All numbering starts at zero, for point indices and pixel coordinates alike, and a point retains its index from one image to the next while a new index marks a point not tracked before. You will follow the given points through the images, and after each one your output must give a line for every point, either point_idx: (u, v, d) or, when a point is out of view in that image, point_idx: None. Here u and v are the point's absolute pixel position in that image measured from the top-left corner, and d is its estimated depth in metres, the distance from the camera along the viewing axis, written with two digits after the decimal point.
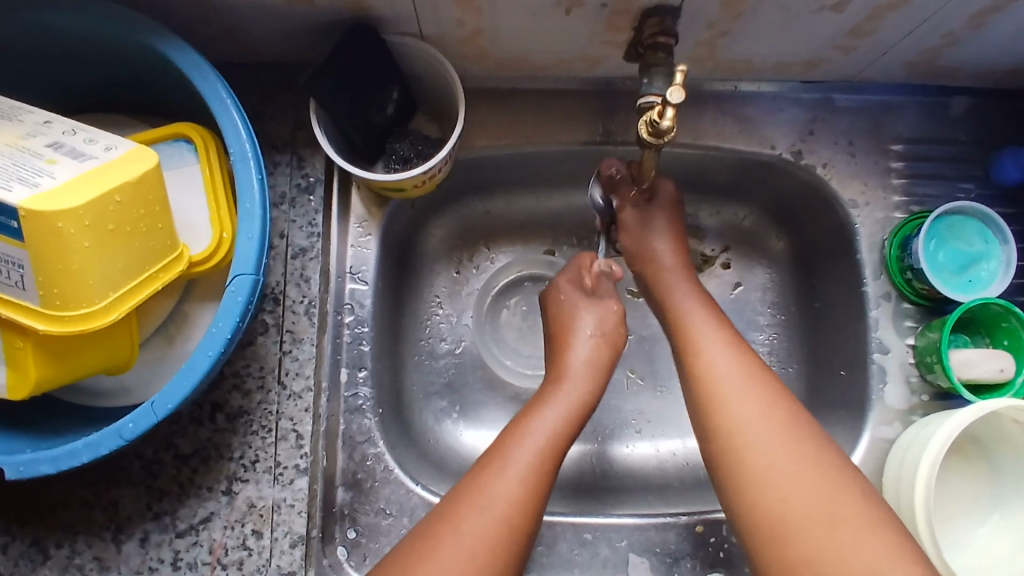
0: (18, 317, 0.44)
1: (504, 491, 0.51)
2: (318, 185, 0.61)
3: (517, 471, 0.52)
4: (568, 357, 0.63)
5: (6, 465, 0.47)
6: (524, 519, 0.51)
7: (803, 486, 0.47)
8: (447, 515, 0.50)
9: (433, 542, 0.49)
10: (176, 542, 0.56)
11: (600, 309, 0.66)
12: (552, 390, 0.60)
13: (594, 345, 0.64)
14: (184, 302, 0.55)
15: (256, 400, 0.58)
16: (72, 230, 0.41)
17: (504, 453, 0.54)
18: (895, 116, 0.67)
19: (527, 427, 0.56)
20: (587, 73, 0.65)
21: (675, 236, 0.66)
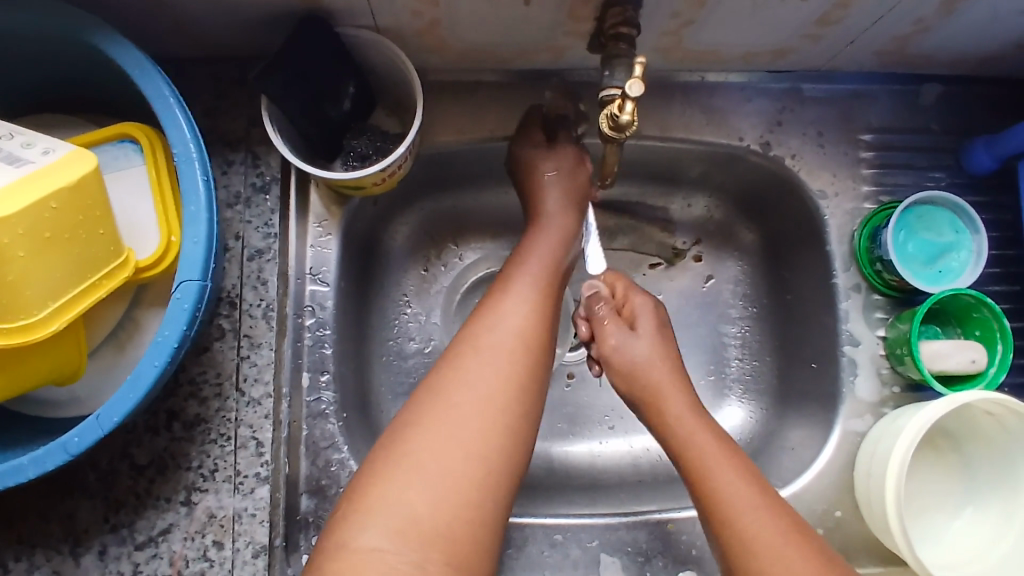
0: None
1: (486, 369, 0.51)
2: (274, 184, 0.59)
3: (494, 349, 0.52)
4: (543, 208, 0.64)
5: None
6: (514, 382, 0.51)
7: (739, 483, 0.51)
8: (428, 397, 0.51)
9: (420, 423, 0.49)
10: (136, 555, 0.55)
11: (568, 174, 0.65)
12: (518, 266, 0.60)
13: (560, 221, 0.63)
14: (134, 308, 0.53)
15: (213, 407, 0.56)
16: (5, 239, 0.40)
17: (480, 332, 0.54)
18: (864, 105, 0.66)
19: (503, 304, 0.56)
20: (551, 65, 0.64)
21: (664, 342, 0.61)
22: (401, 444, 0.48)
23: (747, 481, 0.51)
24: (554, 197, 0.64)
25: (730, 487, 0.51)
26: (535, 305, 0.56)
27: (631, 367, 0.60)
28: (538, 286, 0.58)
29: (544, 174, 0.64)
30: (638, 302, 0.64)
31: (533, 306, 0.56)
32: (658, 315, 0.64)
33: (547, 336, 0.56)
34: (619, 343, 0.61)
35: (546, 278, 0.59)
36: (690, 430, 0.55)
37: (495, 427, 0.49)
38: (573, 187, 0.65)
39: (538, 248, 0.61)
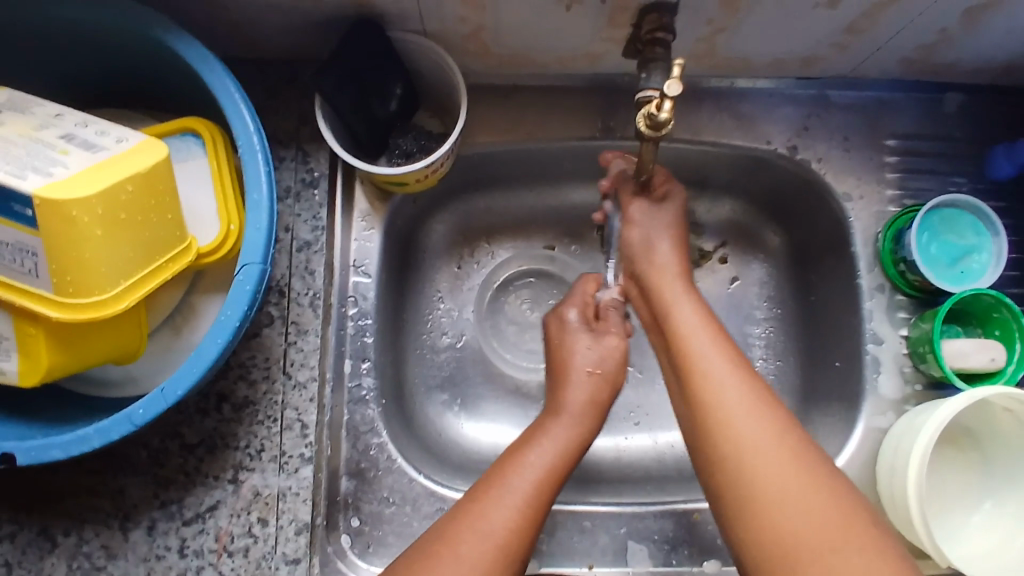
0: (30, 304, 0.45)
1: (505, 519, 0.50)
2: (322, 179, 0.62)
3: (516, 498, 0.52)
4: (567, 400, 0.60)
5: (18, 449, 0.47)
6: (525, 531, 0.51)
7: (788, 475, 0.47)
8: (450, 527, 0.50)
9: (438, 550, 0.48)
10: (183, 530, 0.57)
11: (602, 347, 0.64)
12: (550, 422, 0.59)
13: (593, 383, 0.61)
14: (191, 293, 0.56)
15: (261, 390, 0.59)
16: (86, 218, 0.42)
17: (498, 485, 0.53)
18: (889, 112, 0.68)
19: (524, 457, 0.55)
20: (587, 70, 0.66)
21: (676, 238, 0.65)
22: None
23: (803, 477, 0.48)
24: (585, 382, 0.62)
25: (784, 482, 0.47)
26: (556, 455, 0.56)
27: (646, 246, 0.64)
28: (568, 444, 0.57)
29: (587, 367, 0.62)
30: (673, 192, 0.65)
31: (555, 458, 0.56)
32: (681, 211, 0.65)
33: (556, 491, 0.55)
34: (641, 215, 0.65)
35: (573, 434, 0.58)
36: (737, 415, 0.51)
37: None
38: (600, 362, 0.63)
39: (572, 397, 0.61)
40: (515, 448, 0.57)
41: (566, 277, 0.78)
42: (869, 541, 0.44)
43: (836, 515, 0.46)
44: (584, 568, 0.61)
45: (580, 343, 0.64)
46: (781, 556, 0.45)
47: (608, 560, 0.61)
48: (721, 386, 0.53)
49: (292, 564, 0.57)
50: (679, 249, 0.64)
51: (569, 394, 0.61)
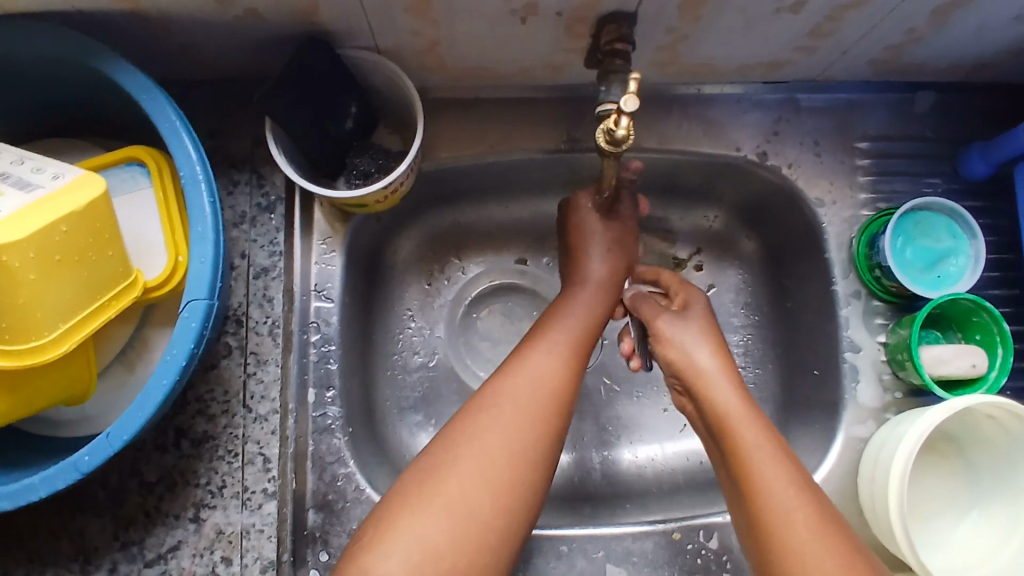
0: None
1: (546, 370, 0.55)
2: (279, 203, 0.60)
3: (558, 352, 0.56)
4: (585, 269, 0.64)
5: None
6: (560, 406, 0.54)
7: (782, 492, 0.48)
8: (427, 467, 0.50)
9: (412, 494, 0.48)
10: (145, 572, 0.55)
11: (609, 240, 0.65)
12: (547, 322, 0.60)
13: (605, 269, 0.64)
14: (143, 327, 0.54)
15: (221, 424, 0.57)
16: (19, 262, 0.40)
17: (543, 343, 0.57)
18: (859, 114, 0.67)
19: (516, 374, 0.55)
20: (549, 81, 0.65)
21: (714, 343, 0.57)
22: (400, 502, 0.48)
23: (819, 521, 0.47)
24: (602, 259, 0.64)
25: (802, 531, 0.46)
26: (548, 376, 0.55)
27: (686, 355, 0.57)
28: (599, 301, 0.62)
29: (590, 251, 0.65)
30: (694, 299, 0.62)
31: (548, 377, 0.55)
32: (707, 318, 0.60)
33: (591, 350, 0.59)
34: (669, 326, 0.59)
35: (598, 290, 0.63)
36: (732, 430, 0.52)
37: (526, 466, 0.51)
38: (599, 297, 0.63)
39: (592, 263, 0.64)
40: (555, 309, 0.62)
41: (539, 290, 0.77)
42: (871, 571, 0.45)
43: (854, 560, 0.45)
44: None
45: (598, 231, 0.65)
46: None
47: None
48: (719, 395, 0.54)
49: None
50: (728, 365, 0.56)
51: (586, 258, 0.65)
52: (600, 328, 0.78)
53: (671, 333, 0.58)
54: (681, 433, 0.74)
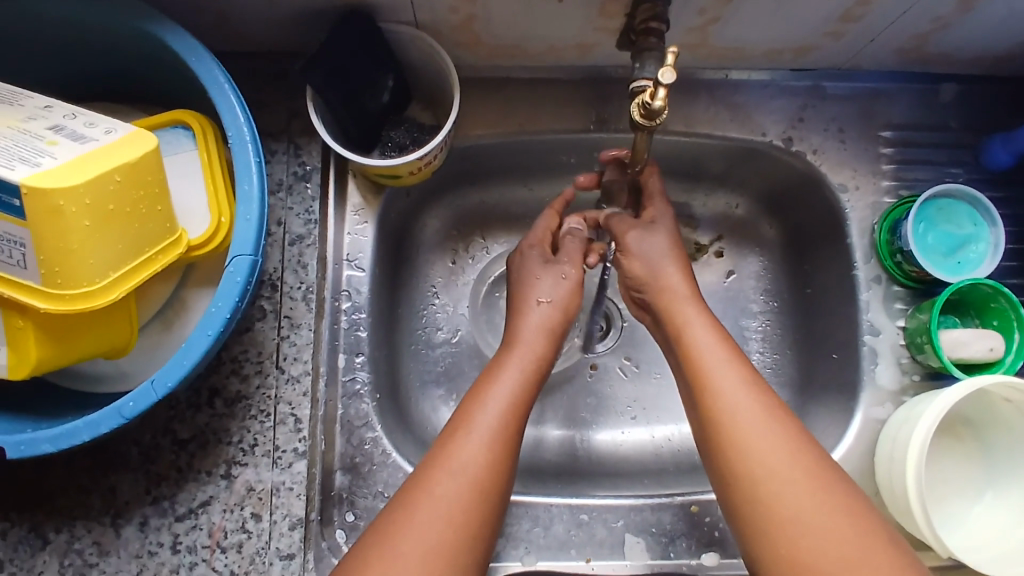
0: (18, 297, 0.43)
1: (475, 453, 0.52)
2: (314, 173, 0.62)
3: (483, 434, 0.53)
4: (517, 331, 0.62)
5: (6, 443, 0.46)
6: (501, 462, 0.53)
7: (820, 507, 0.47)
8: (426, 471, 0.52)
9: (412, 503, 0.50)
10: (176, 526, 0.57)
11: (555, 275, 0.66)
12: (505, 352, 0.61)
13: (549, 312, 0.64)
14: (182, 287, 0.56)
15: (254, 384, 0.59)
16: (73, 208, 0.41)
17: (463, 427, 0.54)
18: (885, 103, 0.68)
19: (487, 393, 0.56)
20: (579, 62, 0.66)
21: (678, 255, 0.63)
22: (393, 529, 0.48)
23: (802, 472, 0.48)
24: (537, 310, 0.64)
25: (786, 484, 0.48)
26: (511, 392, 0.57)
27: (654, 274, 0.61)
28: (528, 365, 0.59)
29: (536, 298, 0.65)
30: (661, 209, 0.64)
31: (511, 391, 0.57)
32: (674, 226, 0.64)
33: (521, 426, 0.56)
34: (637, 240, 0.63)
35: (532, 360, 0.60)
36: (754, 444, 0.50)
37: (490, 470, 0.52)
38: (561, 310, 0.64)
39: (526, 337, 0.62)
40: (479, 386, 0.59)
41: None
42: (848, 509, 0.47)
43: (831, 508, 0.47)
44: (581, 562, 0.60)
45: (540, 279, 0.66)
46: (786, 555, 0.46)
47: (605, 554, 0.60)
48: (739, 409, 0.51)
49: (287, 559, 0.56)
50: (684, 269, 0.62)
51: (523, 326, 0.63)
52: (620, 311, 0.79)
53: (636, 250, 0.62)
54: None
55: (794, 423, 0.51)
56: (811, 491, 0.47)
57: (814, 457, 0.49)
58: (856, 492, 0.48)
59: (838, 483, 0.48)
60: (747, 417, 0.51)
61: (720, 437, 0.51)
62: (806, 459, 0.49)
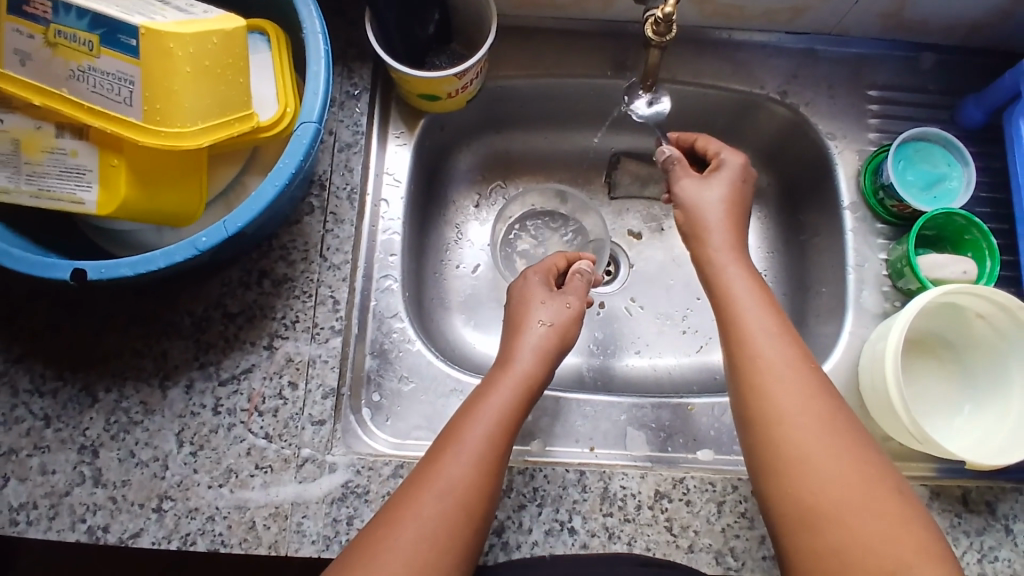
0: (120, 131, 0.50)
1: (460, 473, 0.54)
2: (364, 93, 0.70)
3: (470, 454, 0.55)
4: (516, 351, 0.64)
5: (88, 266, 0.51)
6: (492, 474, 0.55)
7: (847, 478, 0.48)
8: (412, 491, 0.53)
9: (396, 520, 0.51)
10: (219, 390, 0.62)
11: (559, 302, 0.69)
12: (501, 373, 0.63)
13: (547, 334, 0.66)
14: (244, 173, 0.62)
15: (299, 269, 0.65)
16: (179, 53, 0.49)
17: (453, 445, 0.56)
18: (869, 66, 0.77)
19: (480, 410, 0.58)
20: (601, 15, 0.75)
21: (731, 202, 0.65)
22: (377, 544, 0.50)
23: (830, 449, 0.50)
24: (539, 330, 0.66)
25: (815, 461, 0.49)
26: (507, 409, 0.59)
27: (696, 211, 0.65)
28: (522, 384, 0.61)
29: (538, 319, 0.67)
30: (729, 160, 0.67)
31: (507, 408, 0.59)
32: (737, 175, 0.66)
33: (509, 444, 0.58)
34: (694, 184, 0.66)
35: (523, 384, 0.61)
36: (787, 427, 0.51)
37: (484, 486, 0.54)
38: (565, 325, 0.67)
39: (521, 360, 0.63)
40: (470, 405, 0.60)
41: (577, 217, 0.85)
42: (872, 480, 0.48)
43: (855, 481, 0.48)
44: (586, 450, 0.65)
45: (540, 305, 0.68)
46: (804, 526, 0.48)
47: (609, 444, 0.65)
48: (786, 390, 0.53)
49: (318, 424, 0.62)
50: (730, 211, 0.64)
51: (521, 346, 0.64)
52: (626, 254, 0.85)
53: (697, 194, 0.65)
54: (699, 352, 0.81)
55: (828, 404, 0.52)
56: (846, 463, 0.49)
57: (848, 437, 0.50)
58: (886, 471, 0.49)
59: (867, 457, 0.50)
60: (790, 403, 0.52)
61: (761, 415, 0.53)
62: (843, 437, 0.51)
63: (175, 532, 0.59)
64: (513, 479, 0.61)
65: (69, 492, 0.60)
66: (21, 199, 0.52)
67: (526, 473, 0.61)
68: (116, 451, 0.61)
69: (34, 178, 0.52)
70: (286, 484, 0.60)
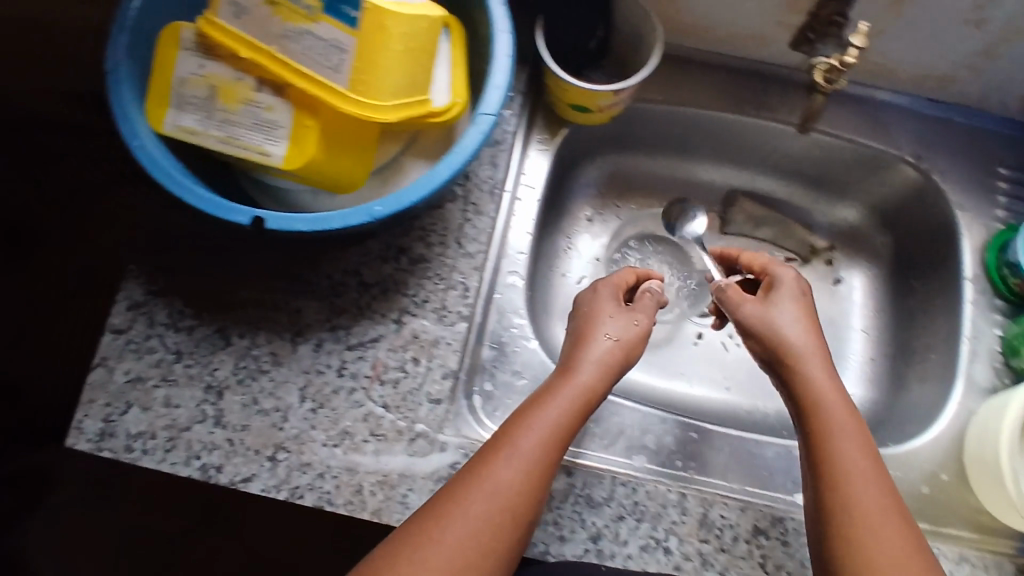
0: (324, 93, 0.53)
1: (511, 477, 0.54)
2: (517, 97, 0.72)
3: (523, 462, 0.54)
4: (576, 360, 0.63)
5: (268, 216, 0.54)
6: (540, 486, 0.55)
7: (906, 563, 0.50)
8: (458, 488, 0.53)
9: (441, 517, 0.52)
10: (345, 353, 0.64)
11: (627, 320, 0.66)
12: (563, 380, 0.61)
13: (613, 349, 0.64)
14: (403, 154, 0.65)
15: (436, 251, 0.67)
16: (393, 30, 0.53)
17: (505, 449, 0.55)
18: (1005, 144, 0.78)
19: (536, 417, 0.57)
20: (749, 55, 0.77)
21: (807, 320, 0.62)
22: (420, 538, 0.51)
23: (894, 533, 0.51)
24: (605, 343, 0.64)
25: (881, 542, 0.51)
26: (563, 419, 0.58)
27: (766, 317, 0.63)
28: (580, 396, 0.60)
29: (605, 332, 0.65)
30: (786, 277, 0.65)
31: (563, 419, 0.58)
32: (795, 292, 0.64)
33: (560, 453, 0.57)
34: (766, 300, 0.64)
35: (582, 396, 0.60)
36: (858, 503, 0.52)
37: (528, 495, 0.54)
38: (629, 344, 0.64)
39: (585, 370, 0.61)
40: (527, 408, 0.59)
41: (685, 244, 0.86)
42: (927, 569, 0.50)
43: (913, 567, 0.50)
44: (684, 474, 0.66)
45: (611, 318, 0.66)
46: None
47: (707, 471, 0.66)
48: (862, 464, 0.54)
49: (435, 403, 0.63)
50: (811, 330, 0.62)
51: (583, 357, 0.62)
52: None
53: (767, 314, 0.63)
54: None
55: (893, 482, 0.54)
56: (907, 549, 0.51)
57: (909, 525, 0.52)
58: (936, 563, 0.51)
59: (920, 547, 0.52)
60: (863, 475, 0.54)
61: (834, 480, 0.54)
62: (903, 521, 0.52)
63: (286, 483, 0.61)
64: (614, 489, 0.62)
65: (189, 427, 0.62)
66: (208, 141, 0.55)
67: (628, 486, 0.62)
68: (240, 396, 0.63)
69: (226, 125, 0.55)
70: (398, 455, 0.62)
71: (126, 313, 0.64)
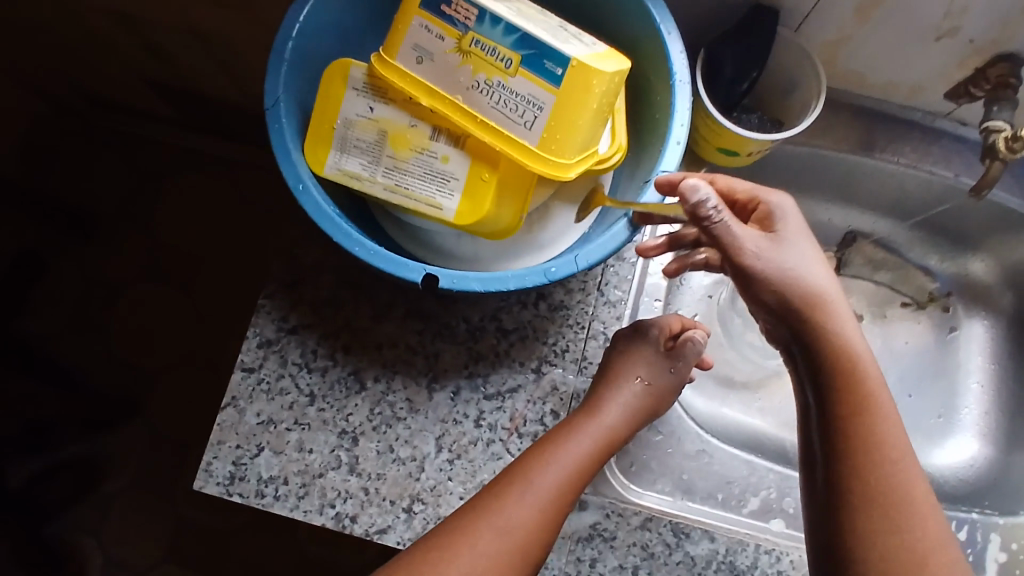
0: (512, 151, 0.49)
1: (525, 513, 0.53)
2: None
3: (538, 499, 0.53)
4: (604, 400, 0.60)
5: (442, 274, 0.51)
6: (551, 526, 0.53)
7: None
8: (470, 518, 0.53)
9: (451, 549, 0.51)
10: (483, 403, 0.62)
11: (660, 364, 0.63)
12: (583, 416, 0.58)
13: (641, 394, 0.61)
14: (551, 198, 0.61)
15: (576, 298, 0.65)
16: (598, 90, 0.48)
17: (521, 481, 0.54)
18: None
19: (555, 454, 0.56)
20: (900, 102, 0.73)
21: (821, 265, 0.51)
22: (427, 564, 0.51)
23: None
24: (637, 390, 0.61)
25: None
26: (581, 458, 0.56)
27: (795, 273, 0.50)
28: (603, 438, 0.58)
29: (639, 377, 0.61)
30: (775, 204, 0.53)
31: (582, 458, 0.57)
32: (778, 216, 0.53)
33: (574, 500, 0.56)
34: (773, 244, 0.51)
35: (604, 437, 0.59)
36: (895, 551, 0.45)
37: (540, 533, 0.53)
38: (659, 392, 0.63)
39: (609, 411, 0.59)
40: (547, 440, 0.58)
41: None
42: None
43: None
44: None
45: (644, 360, 0.62)
46: None
47: None
48: (913, 514, 0.46)
49: None
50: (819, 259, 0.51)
51: (613, 398, 0.60)
52: None
53: (769, 253, 0.51)
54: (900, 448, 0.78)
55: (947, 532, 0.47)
56: None
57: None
58: None
59: None
60: (918, 521, 0.46)
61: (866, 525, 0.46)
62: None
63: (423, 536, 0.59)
64: (758, 557, 0.60)
65: (322, 474, 0.60)
66: (376, 190, 0.52)
67: (773, 554, 0.60)
68: (375, 443, 0.61)
69: (396, 173, 0.52)
70: None
71: (258, 350, 0.62)
